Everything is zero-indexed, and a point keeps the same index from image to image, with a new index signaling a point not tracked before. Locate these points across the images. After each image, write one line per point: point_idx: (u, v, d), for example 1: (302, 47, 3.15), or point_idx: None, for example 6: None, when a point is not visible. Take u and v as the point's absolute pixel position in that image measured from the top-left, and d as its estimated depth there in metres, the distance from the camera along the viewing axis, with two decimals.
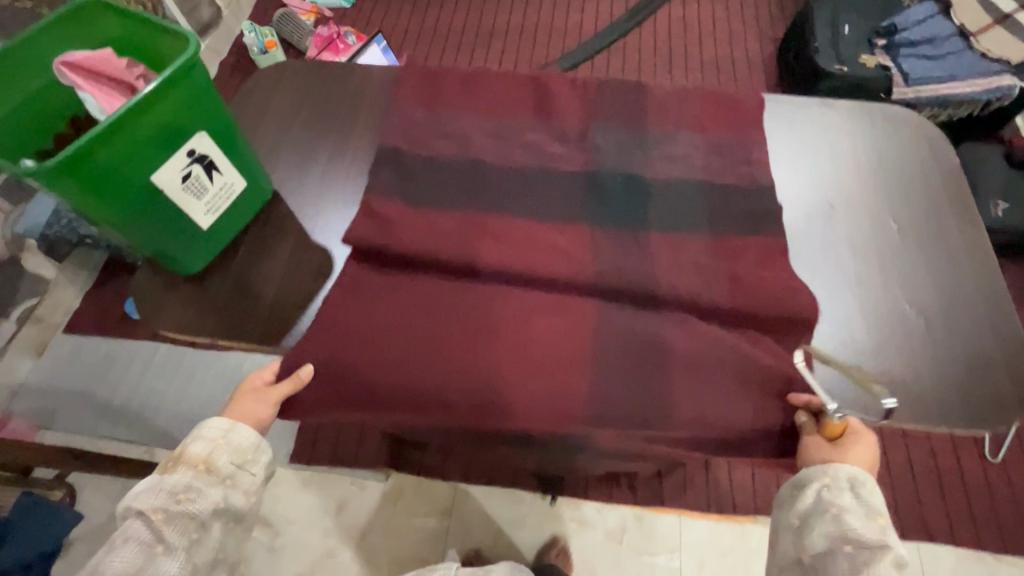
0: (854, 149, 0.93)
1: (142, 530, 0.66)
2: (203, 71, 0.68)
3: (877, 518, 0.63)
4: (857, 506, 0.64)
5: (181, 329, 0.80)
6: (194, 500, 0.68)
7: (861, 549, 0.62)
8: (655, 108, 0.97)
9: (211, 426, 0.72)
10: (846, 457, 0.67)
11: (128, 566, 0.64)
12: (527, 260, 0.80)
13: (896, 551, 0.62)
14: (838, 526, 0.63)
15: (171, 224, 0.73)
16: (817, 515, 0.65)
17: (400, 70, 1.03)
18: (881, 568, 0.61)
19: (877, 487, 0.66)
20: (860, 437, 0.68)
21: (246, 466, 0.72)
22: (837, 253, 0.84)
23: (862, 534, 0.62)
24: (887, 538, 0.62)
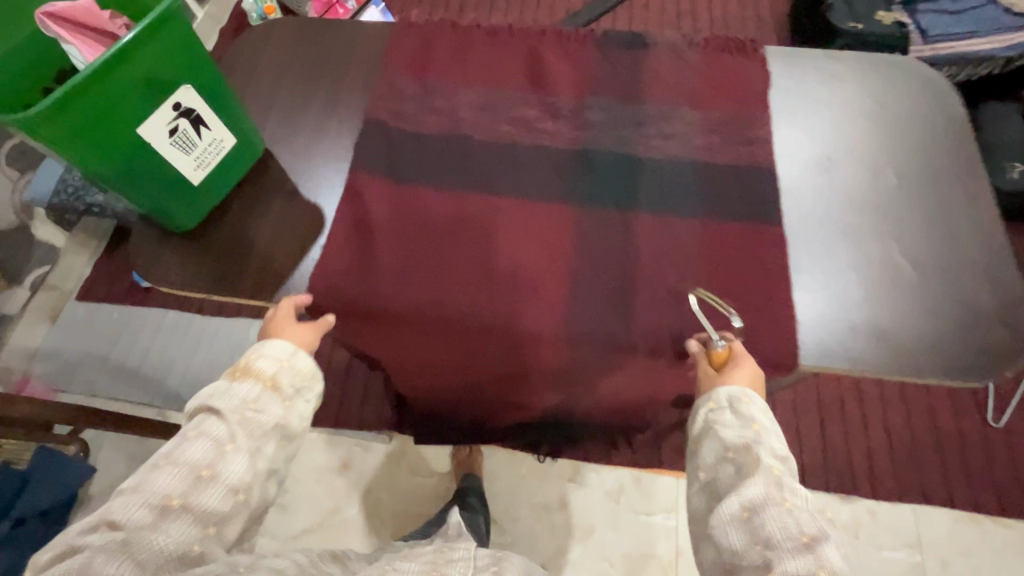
0: (859, 102, 0.91)
1: (215, 428, 0.65)
2: (185, 20, 0.67)
3: (752, 426, 0.68)
4: (733, 421, 0.69)
5: (179, 284, 0.83)
6: (262, 412, 0.68)
7: (742, 454, 0.65)
8: (653, 61, 0.94)
9: (274, 346, 0.74)
10: (727, 378, 0.72)
11: (198, 461, 0.62)
12: (516, 223, 0.83)
13: (776, 452, 0.65)
14: (719, 442, 0.68)
15: (162, 179, 0.74)
16: (704, 439, 0.70)
17: (391, 28, 1.02)
18: (763, 463, 0.63)
19: (758, 400, 0.70)
20: (742, 360, 0.72)
21: (303, 393, 0.74)
22: (833, 202, 0.83)
23: (741, 444, 0.66)
24: (764, 440, 0.66)
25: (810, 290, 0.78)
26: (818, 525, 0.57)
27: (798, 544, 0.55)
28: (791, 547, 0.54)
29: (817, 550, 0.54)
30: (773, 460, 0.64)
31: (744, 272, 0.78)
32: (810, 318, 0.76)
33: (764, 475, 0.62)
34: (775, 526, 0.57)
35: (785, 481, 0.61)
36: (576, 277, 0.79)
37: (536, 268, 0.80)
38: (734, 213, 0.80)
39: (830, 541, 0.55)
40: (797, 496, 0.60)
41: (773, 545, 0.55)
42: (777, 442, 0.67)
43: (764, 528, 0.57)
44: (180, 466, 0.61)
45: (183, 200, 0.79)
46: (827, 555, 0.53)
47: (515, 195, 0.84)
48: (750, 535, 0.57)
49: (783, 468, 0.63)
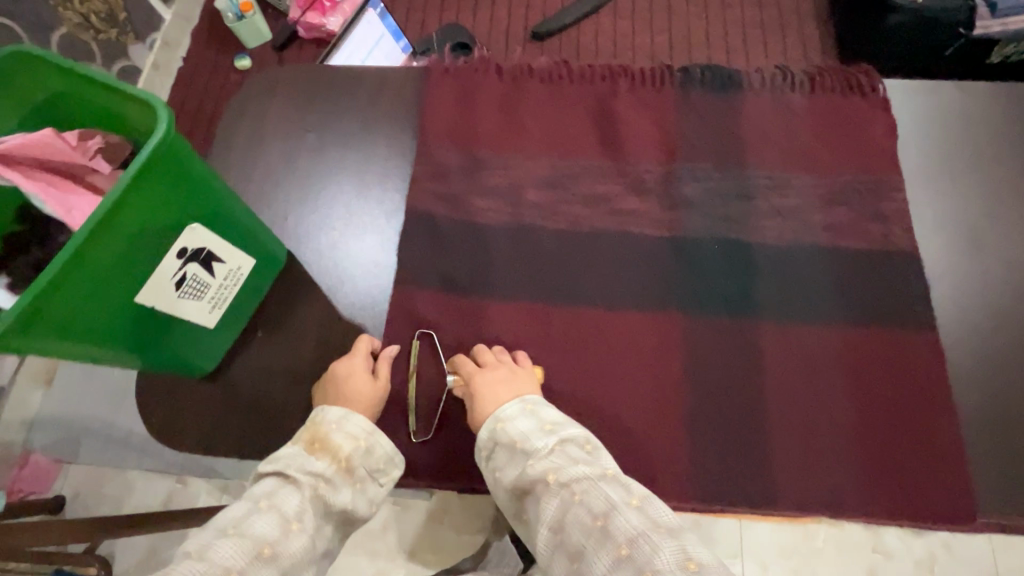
0: (1009, 155, 0.76)
1: (286, 500, 0.51)
2: (184, 149, 0.51)
3: (517, 447, 0.55)
4: (501, 452, 0.56)
5: (201, 439, 0.68)
6: (333, 495, 0.54)
7: (525, 482, 0.52)
8: (748, 112, 0.78)
9: (354, 422, 0.59)
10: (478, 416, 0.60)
11: (263, 536, 0.47)
12: (613, 341, 0.69)
13: (549, 448, 0.53)
14: (508, 482, 0.54)
15: (170, 334, 0.59)
16: (496, 486, 0.56)
17: (425, 80, 0.84)
18: (540, 477, 0.51)
19: (506, 412, 0.57)
20: (480, 384, 0.62)
21: (376, 478, 0.59)
22: (989, 290, 0.70)
23: (517, 472, 0.54)
24: (533, 447, 0.54)
25: (975, 411, 0.65)
26: (606, 498, 0.47)
27: (600, 538, 0.45)
28: (595, 545, 0.45)
29: (615, 531, 0.45)
30: (546, 461, 0.52)
31: (892, 392, 0.65)
32: (983, 443, 0.63)
33: (552, 487, 0.50)
34: (581, 534, 0.46)
35: (561, 477, 0.50)
36: (696, 413, 0.66)
37: (647, 401, 0.66)
38: (877, 318, 0.68)
39: (619, 508, 0.46)
40: (581, 482, 0.49)
41: (589, 561, 0.45)
42: (545, 430, 0.55)
43: (573, 545, 0.46)
44: (244, 538, 0.46)
45: (195, 347, 0.63)
46: (627, 530, 0.45)
47: (608, 304, 0.70)
48: (563, 558, 0.46)
49: (560, 459, 0.52)
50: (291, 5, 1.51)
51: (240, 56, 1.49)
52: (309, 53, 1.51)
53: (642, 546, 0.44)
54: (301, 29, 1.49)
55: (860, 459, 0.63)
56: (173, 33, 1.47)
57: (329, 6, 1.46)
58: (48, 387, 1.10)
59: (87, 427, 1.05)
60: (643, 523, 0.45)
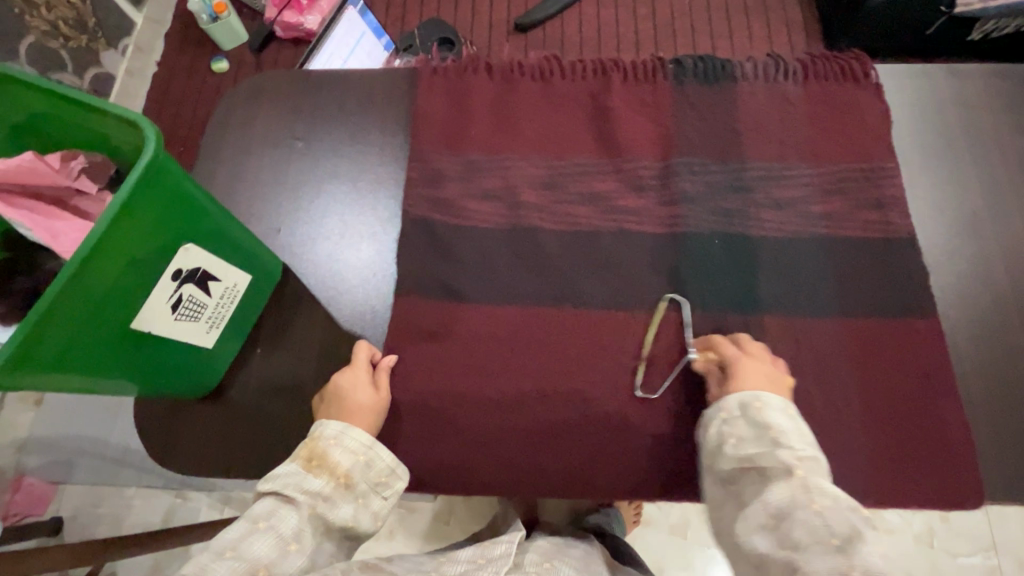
0: (999, 135, 0.76)
1: (284, 521, 0.50)
2: (174, 168, 0.49)
3: (770, 432, 0.52)
4: (748, 426, 0.53)
5: (202, 460, 0.66)
6: (334, 513, 0.53)
7: (760, 462, 0.50)
8: (743, 103, 0.78)
9: (353, 435, 0.58)
10: (730, 387, 0.58)
11: (258, 558, 0.47)
12: (618, 341, 0.68)
13: (802, 451, 0.50)
14: (732, 453, 0.53)
15: (168, 359, 0.57)
16: (716, 447, 0.54)
17: (413, 82, 0.82)
18: (786, 468, 0.49)
19: (770, 399, 0.54)
20: (739, 364, 0.59)
21: (380, 490, 0.57)
22: (988, 273, 0.70)
23: (754, 451, 0.51)
24: (788, 440, 0.51)
25: (976, 393, 0.65)
26: (855, 524, 0.44)
27: (831, 549, 0.43)
28: (819, 550, 0.43)
29: (854, 554, 0.42)
30: (797, 459, 0.49)
31: (898, 378, 0.65)
32: (985, 423, 0.64)
33: (796, 482, 0.48)
34: (808, 535, 0.44)
35: (815, 483, 0.47)
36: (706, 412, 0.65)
37: (655, 401, 0.66)
38: (880, 307, 0.68)
39: (869, 542, 0.43)
40: (827, 495, 0.46)
41: (804, 557, 0.43)
42: (805, 439, 0.52)
43: (795, 540, 0.44)
44: (239, 561, 0.46)
45: (194, 370, 0.62)
46: (867, 562, 0.41)
47: (612, 304, 0.70)
48: (776, 543, 0.45)
49: (815, 467, 0.49)
50: (267, 4, 1.47)
51: (216, 58, 1.44)
52: (288, 53, 1.47)
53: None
54: (278, 29, 1.45)
55: (871, 448, 0.63)
56: (145, 37, 1.42)
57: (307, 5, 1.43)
58: (38, 408, 1.07)
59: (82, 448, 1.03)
60: (890, 569, 0.41)
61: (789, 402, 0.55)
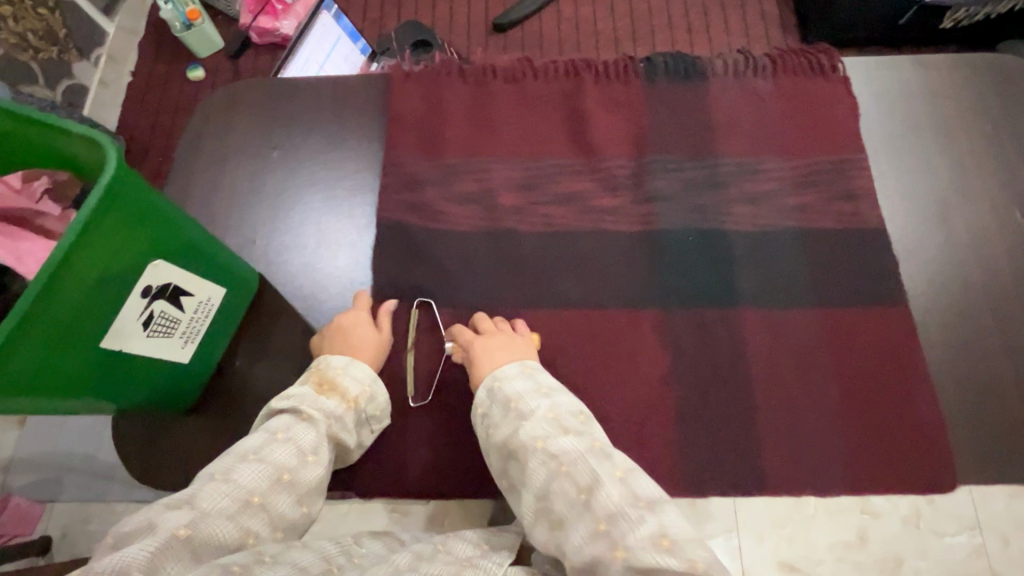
0: (967, 124, 0.78)
1: (304, 433, 0.53)
2: (138, 184, 0.49)
3: (514, 409, 0.55)
4: (497, 412, 0.57)
5: (184, 475, 0.66)
6: (341, 432, 0.57)
7: (512, 445, 0.53)
8: (714, 99, 0.79)
9: (358, 366, 0.62)
10: (476, 375, 0.61)
11: (282, 463, 0.50)
12: (599, 340, 0.69)
13: (545, 414, 0.54)
14: (493, 442, 0.55)
15: (143, 376, 0.57)
16: (487, 444, 0.56)
17: (386, 87, 0.82)
18: (534, 445, 0.52)
19: (506, 374, 0.58)
20: (486, 349, 0.62)
21: (371, 424, 0.62)
22: (957, 258, 0.72)
23: (510, 435, 0.54)
24: (528, 410, 0.55)
25: (949, 377, 0.67)
26: (592, 469, 0.48)
27: (582, 508, 0.46)
28: (572, 508, 0.47)
29: (596, 504, 0.46)
30: (539, 429, 0.53)
31: (869, 364, 0.67)
32: (959, 406, 0.66)
33: (543, 454, 0.51)
34: (564, 503, 0.47)
35: (554, 445, 0.51)
36: (686, 407, 0.66)
37: (637, 398, 0.66)
38: (854, 297, 0.69)
39: (604, 483, 0.47)
40: (570, 453, 0.50)
41: (569, 530, 0.46)
42: (551, 404, 0.55)
43: (557, 514, 0.47)
44: (265, 463, 0.49)
45: (172, 386, 0.62)
46: (608, 504, 0.45)
47: (590, 304, 0.70)
48: (546, 524, 0.48)
49: (555, 430, 0.52)
50: (241, 10, 1.45)
51: (191, 66, 1.43)
52: (264, 59, 1.46)
53: (619, 520, 0.44)
54: (254, 35, 1.44)
55: (846, 434, 0.64)
56: (118, 47, 1.41)
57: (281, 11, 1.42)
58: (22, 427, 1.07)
59: (67, 466, 1.02)
60: (626, 504, 0.45)
61: (521, 364, 0.60)
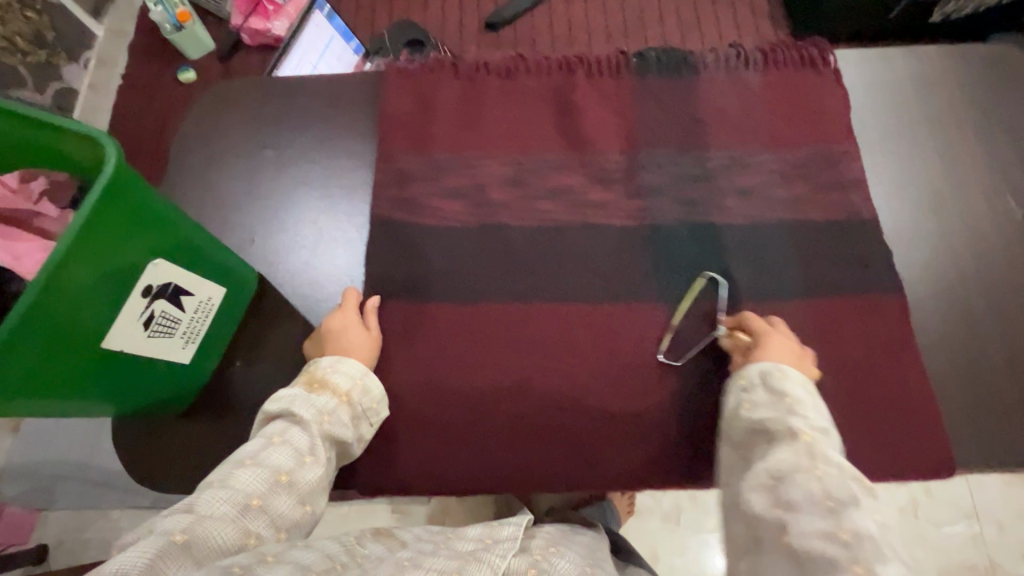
0: (958, 114, 0.79)
1: (299, 435, 0.53)
2: (138, 181, 0.48)
3: (786, 399, 0.53)
4: (766, 394, 0.55)
5: (180, 478, 0.65)
6: (338, 428, 0.56)
7: (770, 426, 0.52)
8: (707, 92, 0.79)
9: (347, 362, 0.61)
10: (759, 355, 0.59)
11: (279, 466, 0.50)
12: (595, 335, 0.69)
13: (814, 422, 0.51)
14: (747, 417, 0.54)
15: (143, 377, 0.56)
16: (736, 413, 0.55)
17: (380, 85, 0.82)
18: (796, 437, 0.50)
19: (791, 371, 0.56)
20: (771, 340, 0.60)
21: (370, 417, 0.61)
22: (949, 248, 0.72)
23: (769, 417, 0.53)
24: (803, 409, 0.52)
25: (943, 364, 0.67)
26: (852, 490, 0.45)
27: (827, 512, 0.44)
28: (815, 511, 0.44)
29: (846, 520, 0.43)
30: (808, 427, 0.50)
31: (867, 354, 0.67)
32: (954, 393, 0.66)
33: (804, 448, 0.49)
34: (804, 495, 0.45)
35: (820, 450, 0.48)
36: (683, 400, 0.66)
37: (635, 390, 0.67)
38: (849, 287, 0.69)
39: (863, 508, 0.44)
40: (834, 464, 0.47)
41: (798, 518, 0.44)
42: (822, 417, 0.52)
43: (791, 500, 0.45)
44: (262, 468, 0.49)
45: (173, 386, 0.61)
46: (858, 526, 0.43)
47: (586, 298, 0.70)
48: (773, 504, 0.46)
49: (825, 439, 0.50)
50: (231, 10, 1.44)
51: (183, 68, 1.42)
52: (256, 59, 1.45)
53: (865, 545, 0.42)
54: (244, 35, 1.43)
55: (843, 423, 0.65)
56: (107, 49, 1.40)
57: (270, 10, 1.41)
58: (16, 435, 1.06)
59: (62, 473, 1.02)
60: (879, 538, 0.42)
61: (809, 377, 0.57)
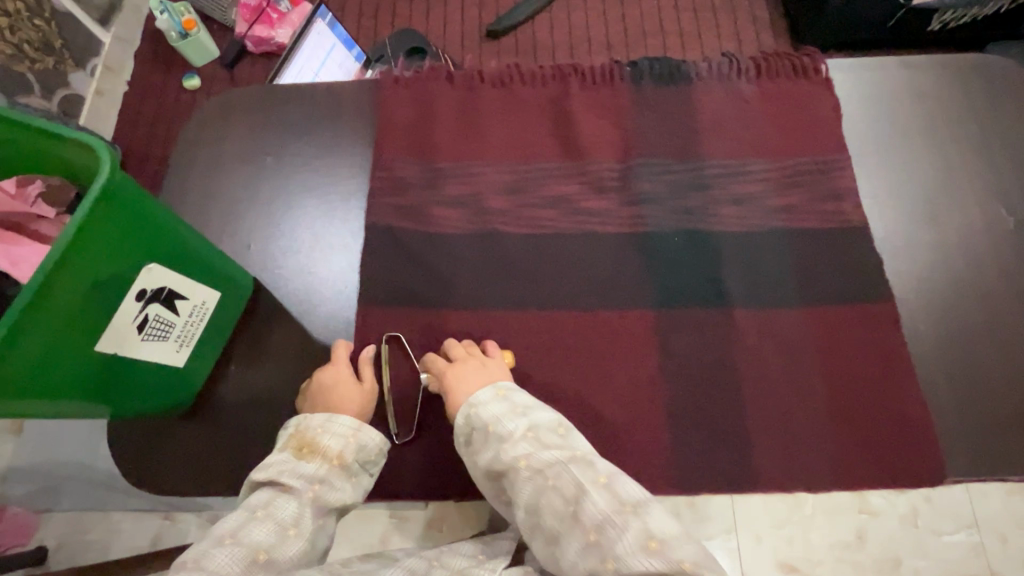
0: (951, 124, 0.79)
1: (283, 507, 0.51)
2: (130, 186, 0.49)
3: (491, 432, 0.57)
4: (477, 436, 0.57)
5: (178, 482, 0.66)
6: (330, 493, 0.55)
7: (499, 465, 0.55)
8: (700, 101, 0.80)
9: (341, 421, 0.59)
10: (455, 399, 0.61)
11: (258, 542, 0.48)
12: (589, 341, 0.69)
13: (521, 434, 0.55)
14: (477, 466, 0.57)
15: (138, 381, 0.57)
16: (472, 467, 0.58)
17: (378, 94, 0.83)
18: (517, 464, 0.53)
19: (479, 399, 0.59)
20: (468, 369, 0.63)
21: (370, 468, 0.59)
22: (942, 256, 0.72)
23: (492, 458, 0.55)
24: (506, 430, 0.56)
25: (938, 372, 0.67)
26: (574, 480, 0.50)
27: (569, 521, 0.48)
28: (562, 523, 0.48)
29: (584, 515, 0.48)
30: (522, 448, 0.54)
31: (860, 362, 0.67)
32: (949, 401, 0.66)
33: (531, 472, 0.52)
34: (554, 518, 0.49)
35: (536, 462, 0.53)
36: (676, 407, 0.66)
37: (628, 396, 0.67)
38: (841, 295, 0.70)
39: (589, 489, 0.49)
40: (554, 468, 0.52)
41: (561, 543, 0.48)
42: (529, 418, 0.57)
43: (549, 530, 0.49)
44: (239, 546, 0.47)
45: (170, 390, 0.62)
46: (594, 514, 0.48)
47: (580, 305, 0.71)
48: (541, 538, 0.50)
49: (531, 445, 0.54)
50: (236, 19, 1.47)
51: (188, 75, 1.44)
52: (260, 67, 1.47)
53: (608, 526, 0.47)
54: (249, 43, 1.45)
55: (836, 431, 0.65)
56: (115, 57, 1.42)
57: (274, 17, 1.43)
58: (19, 437, 1.07)
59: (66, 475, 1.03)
60: (612, 510, 0.48)
61: (504, 384, 0.61)
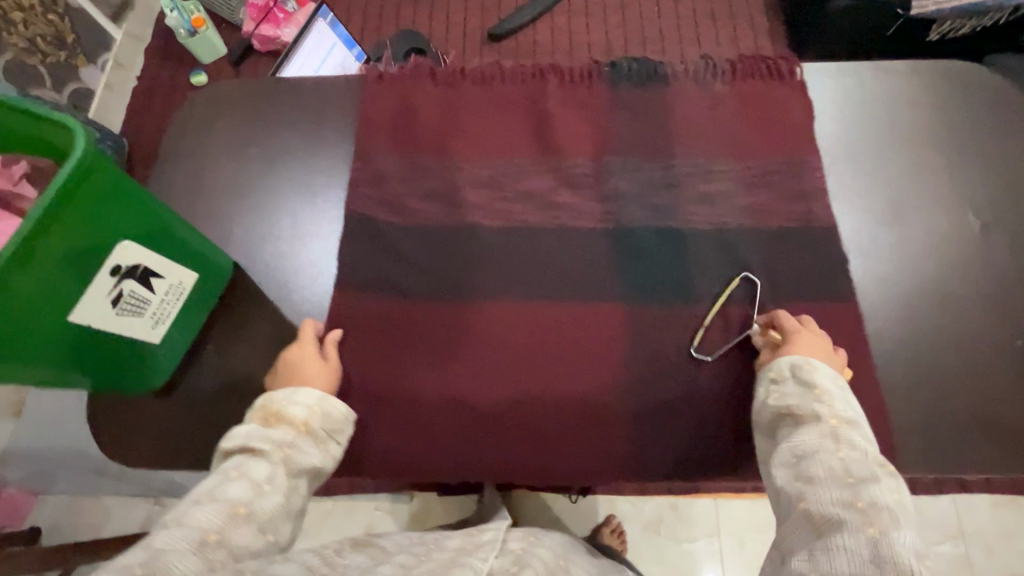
0: (923, 128, 0.80)
1: (257, 467, 0.52)
2: (103, 166, 0.51)
3: (817, 391, 0.55)
4: (794, 386, 0.57)
5: (150, 455, 0.68)
6: (302, 454, 0.56)
7: (801, 410, 0.54)
8: (676, 101, 0.81)
9: (304, 393, 0.62)
10: (791, 349, 0.61)
11: (236, 498, 0.49)
12: (553, 330, 0.71)
13: (842, 412, 0.53)
14: (774, 402, 0.57)
15: (114, 354, 0.60)
16: (761, 399, 0.59)
17: (363, 89, 0.85)
18: (821, 421, 0.52)
19: (822, 366, 0.58)
20: (813, 339, 0.62)
21: (336, 435, 0.62)
22: (907, 259, 0.73)
23: (795, 403, 0.55)
24: (833, 400, 0.54)
25: (897, 372, 0.68)
26: (875, 471, 0.47)
27: (843, 483, 0.46)
28: (833, 483, 0.46)
29: (864, 491, 0.45)
30: (836, 415, 0.53)
31: None
32: (906, 402, 0.67)
33: (829, 431, 0.51)
34: (824, 471, 0.48)
35: (846, 435, 0.50)
36: (634, 397, 0.68)
37: (588, 385, 0.69)
38: (803, 293, 0.71)
39: (882, 483, 0.45)
40: (856, 448, 0.49)
41: (816, 487, 0.47)
42: (855, 413, 0.54)
43: (811, 474, 0.48)
44: (218, 502, 0.48)
45: (144, 365, 0.65)
46: (874, 496, 0.44)
47: (547, 295, 0.73)
48: (797, 475, 0.49)
49: (850, 426, 0.52)
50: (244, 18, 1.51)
51: (195, 72, 1.47)
52: (264, 65, 1.51)
53: (882, 513, 0.43)
54: (256, 42, 1.49)
55: None
56: (126, 53, 1.47)
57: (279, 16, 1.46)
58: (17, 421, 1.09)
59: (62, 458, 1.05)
60: (899, 512, 0.44)
61: (840, 375, 0.58)
